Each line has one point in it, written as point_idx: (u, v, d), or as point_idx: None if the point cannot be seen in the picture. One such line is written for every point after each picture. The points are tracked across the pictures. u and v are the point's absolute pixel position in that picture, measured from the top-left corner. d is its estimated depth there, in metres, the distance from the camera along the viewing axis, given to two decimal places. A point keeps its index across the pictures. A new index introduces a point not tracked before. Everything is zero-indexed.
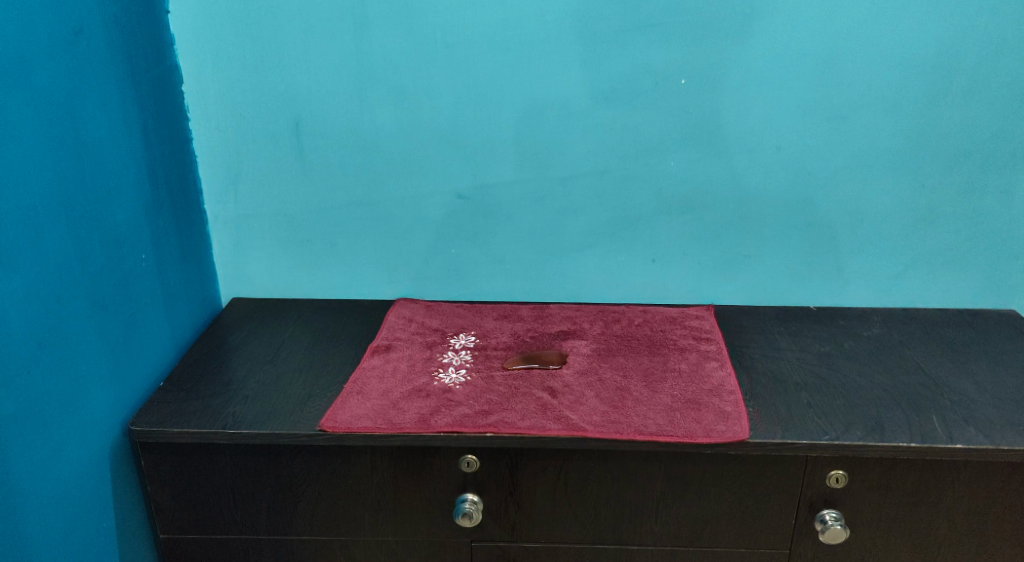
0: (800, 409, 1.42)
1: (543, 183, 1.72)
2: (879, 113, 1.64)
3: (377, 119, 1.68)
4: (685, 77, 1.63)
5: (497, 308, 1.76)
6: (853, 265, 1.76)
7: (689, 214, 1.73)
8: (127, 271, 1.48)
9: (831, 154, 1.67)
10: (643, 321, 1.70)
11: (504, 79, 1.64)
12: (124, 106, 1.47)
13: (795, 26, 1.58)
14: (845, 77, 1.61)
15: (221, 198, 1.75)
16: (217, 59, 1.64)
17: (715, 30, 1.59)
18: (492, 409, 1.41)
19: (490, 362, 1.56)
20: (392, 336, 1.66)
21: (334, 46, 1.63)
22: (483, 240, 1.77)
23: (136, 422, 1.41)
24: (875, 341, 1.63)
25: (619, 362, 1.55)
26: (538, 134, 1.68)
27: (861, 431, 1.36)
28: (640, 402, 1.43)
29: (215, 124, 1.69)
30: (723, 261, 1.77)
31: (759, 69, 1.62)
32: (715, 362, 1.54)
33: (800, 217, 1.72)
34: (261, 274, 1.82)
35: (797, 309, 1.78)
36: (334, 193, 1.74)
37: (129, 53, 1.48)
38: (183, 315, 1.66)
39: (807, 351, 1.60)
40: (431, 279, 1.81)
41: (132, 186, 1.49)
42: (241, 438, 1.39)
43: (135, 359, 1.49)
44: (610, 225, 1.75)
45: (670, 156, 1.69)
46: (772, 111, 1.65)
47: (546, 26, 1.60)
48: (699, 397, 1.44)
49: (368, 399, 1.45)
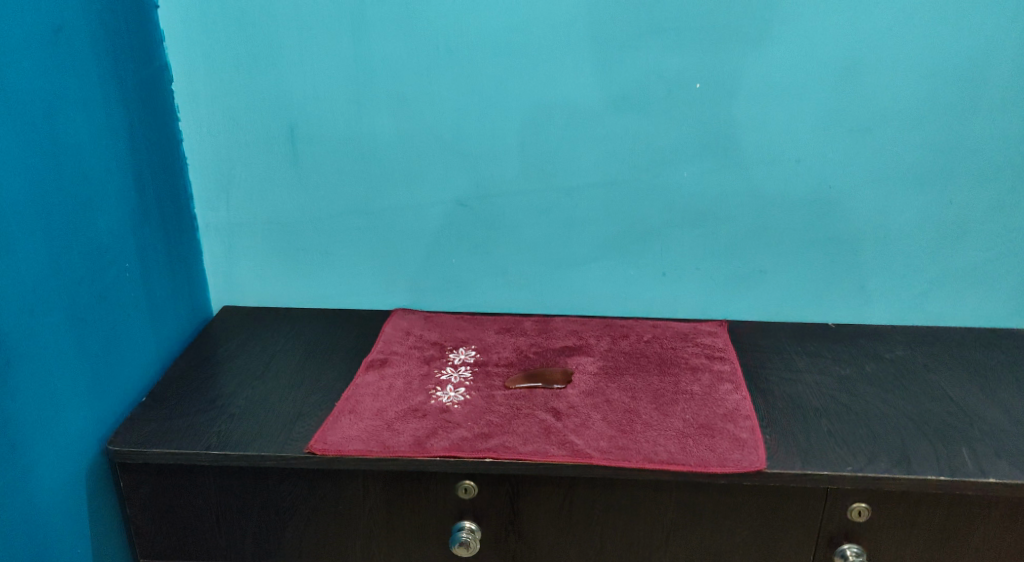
0: (820, 437, 1.34)
1: (549, 193, 1.63)
2: (906, 124, 1.55)
3: (377, 125, 1.60)
4: (700, 83, 1.54)
5: (499, 321, 1.68)
6: (875, 282, 1.67)
7: (702, 227, 1.65)
8: (109, 282, 1.39)
9: (853, 167, 1.59)
10: (653, 337, 1.62)
11: (510, 83, 1.56)
12: (108, 107, 1.39)
13: (818, 30, 1.50)
14: (871, 85, 1.53)
15: (213, 204, 1.67)
16: (209, 59, 1.56)
17: (733, 35, 1.51)
18: (492, 432, 1.33)
19: (490, 380, 1.48)
20: (388, 351, 1.57)
21: (332, 47, 1.54)
22: (486, 251, 1.69)
23: (116, 441, 1.33)
24: (898, 364, 1.55)
25: (627, 382, 1.47)
26: (545, 142, 1.59)
27: (886, 463, 1.28)
28: (650, 426, 1.34)
29: (206, 127, 1.61)
30: (738, 275, 1.68)
31: (778, 76, 1.53)
32: (730, 384, 1.46)
33: (819, 232, 1.64)
34: (253, 282, 1.74)
35: (814, 327, 1.69)
36: (330, 199, 1.66)
37: (116, 51, 1.40)
38: (170, 326, 1.57)
39: (827, 374, 1.51)
40: (431, 290, 1.73)
41: (116, 192, 1.41)
42: (225, 461, 1.31)
43: (117, 373, 1.41)
44: (619, 237, 1.66)
45: (684, 166, 1.60)
46: (792, 120, 1.56)
47: (555, 29, 1.52)
48: (713, 422, 1.36)
49: (361, 419, 1.37)
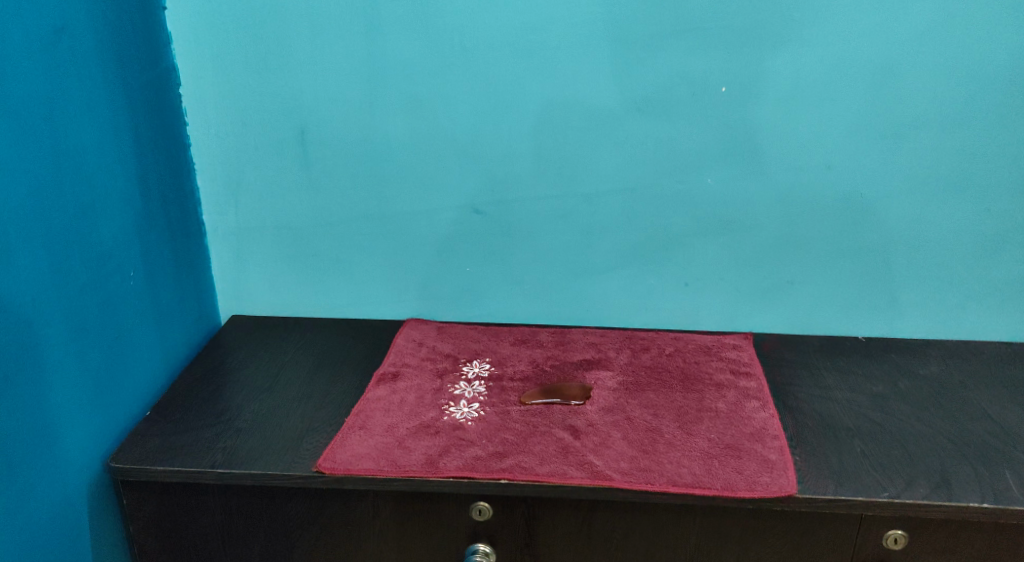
0: (854, 460, 1.27)
1: (568, 200, 1.58)
2: (941, 130, 1.49)
3: (391, 128, 1.54)
4: (726, 86, 1.48)
5: (514, 333, 1.62)
6: (908, 294, 1.60)
7: (727, 236, 1.58)
8: (113, 291, 1.34)
9: (886, 174, 1.52)
10: (675, 350, 1.56)
11: (527, 85, 1.50)
12: (113, 111, 1.34)
13: (849, 32, 1.44)
14: (904, 89, 1.46)
15: (221, 210, 1.62)
16: (217, 61, 1.51)
17: (761, 36, 1.45)
18: (507, 451, 1.27)
19: (505, 395, 1.42)
20: (400, 363, 1.52)
21: (344, 49, 1.49)
22: (502, 259, 1.63)
23: (118, 458, 1.28)
24: (933, 382, 1.48)
25: (648, 398, 1.41)
26: (563, 147, 1.54)
27: (925, 488, 1.22)
28: (674, 447, 1.28)
29: (214, 131, 1.56)
30: (765, 287, 1.62)
31: (807, 79, 1.47)
32: (756, 402, 1.40)
33: (850, 242, 1.57)
34: (262, 290, 1.69)
35: (844, 341, 1.63)
36: (341, 205, 1.61)
37: (121, 53, 1.35)
38: (176, 336, 1.52)
39: (858, 392, 1.45)
40: (445, 300, 1.67)
41: (120, 198, 1.36)
42: (230, 479, 1.26)
43: (120, 386, 1.36)
44: (640, 246, 1.60)
45: (708, 173, 1.54)
46: (821, 126, 1.50)
47: (575, 29, 1.46)
48: (739, 443, 1.30)
49: (371, 436, 1.31)
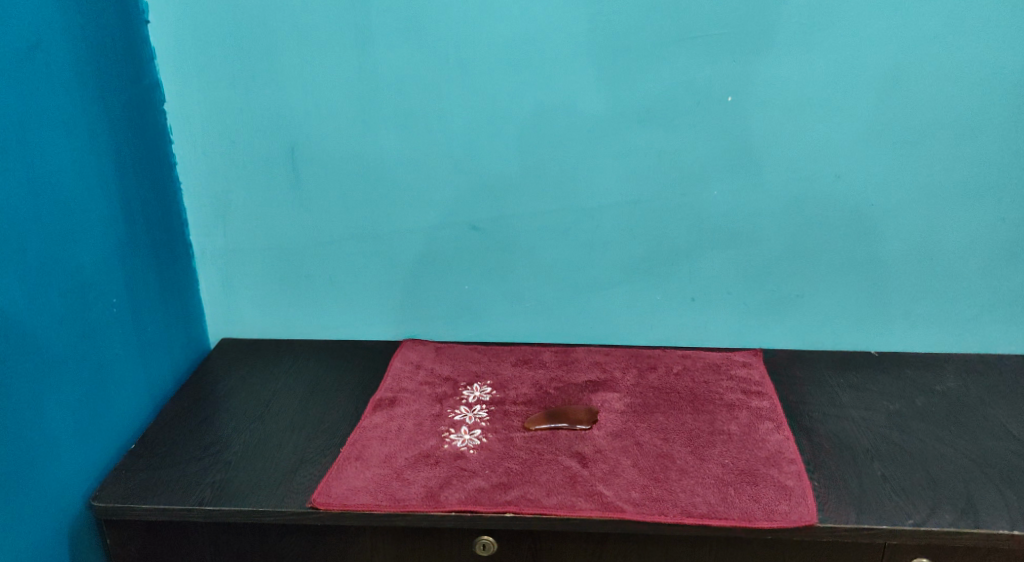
0: (875, 484, 1.22)
1: (568, 214, 1.52)
2: (954, 136, 1.43)
3: (383, 143, 1.48)
4: (732, 95, 1.43)
5: (516, 352, 1.56)
6: (921, 307, 1.55)
7: (733, 249, 1.53)
8: (94, 319, 1.28)
9: (897, 184, 1.47)
10: (683, 369, 1.50)
11: (524, 97, 1.44)
12: (92, 130, 1.28)
13: (859, 37, 1.38)
14: (916, 94, 1.41)
15: (209, 230, 1.56)
16: (203, 76, 1.45)
17: (767, 42, 1.39)
18: (512, 482, 1.21)
19: (508, 421, 1.36)
20: (397, 388, 1.46)
21: (333, 61, 1.44)
22: (501, 277, 1.57)
23: (101, 496, 1.22)
24: (950, 398, 1.43)
25: (657, 421, 1.35)
26: (562, 160, 1.48)
27: (951, 514, 1.16)
28: (686, 474, 1.22)
29: (201, 149, 1.50)
30: (774, 301, 1.56)
31: (816, 86, 1.41)
32: (770, 423, 1.35)
33: (861, 254, 1.52)
34: (253, 312, 1.62)
35: (856, 355, 1.57)
36: (332, 224, 1.55)
37: (100, 69, 1.29)
38: (161, 364, 1.46)
39: (873, 410, 1.40)
40: (443, 319, 1.61)
41: (101, 221, 1.30)
42: (219, 517, 1.19)
43: (102, 419, 1.29)
44: (644, 261, 1.54)
45: (714, 185, 1.49)
46: (831, 134, 1.44)
47: (573, 38, 1.40)
48: (754, 468, 1.24)
49: (367, 468, 1.25)
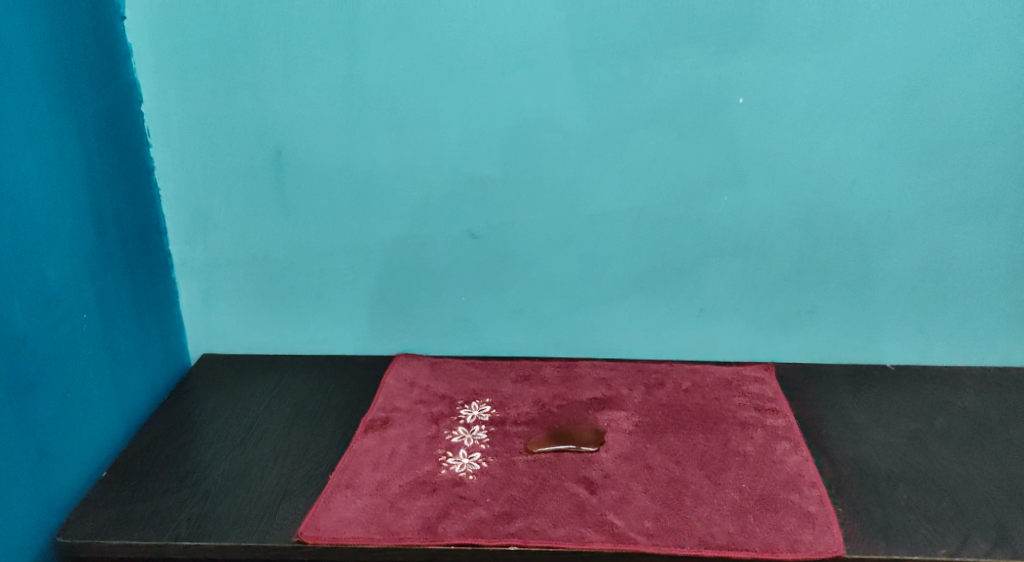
0: (901, 512, 1.14)
1: (569, 223, 1.44)
2: (977, 141, 1.36)
3: (374, 150, 1.40)
4: (742, 98, 1.35)
5: (516, 368, 1.47)
6: (939, 319, 1.47)
7: (743, 260, 1.45)
8: (61, 339, 1.19)
9: (916, 191, 1.39)
10: (693, 385, 1.42)
11: (523, 102, 1.36)
12: (59, 135, 1.19)
13: (879, 35, 1.31)
14: (938, 97, 1.33)
15: (189, 241, 1.47)
16: (182, 78, 1.37)
17: (783, 42, 1.31)
18: (516, 512, 1.13)
19: (509, 443, 1.27)
20: (390, 408, 1.37)
21: (321, 64, 1.35)
22: (499, 289, 1.49)
23: (67, 531, 1.14)
24: (972, 418, 1.36)
25: (668, 442, 1.27)
26: (563, 167, 1.40)
27: (983, 546, 1.09)
28: (702, 501, 1.15)
29: (180, 154, 1.41)
30: (786, 314, 1.48)
31: (833, 88, 1.34)
32: (788, 443, 1.27)
33: (878, 264, 1.44)
34: (235, 327, 1.54)
35: (871, 371, 1.49)
36: (319, 234, 1.46)
37: (70, 70, 1.20)
38: (136, 384, 1.37)
39: (893, 431, 1.32)
40: (437, 333, 1.53)
41: (70, 234, 1.21)
42: (197, 553, 1.11)
43: (69, 445, 1.20)
44: (650, 272, 1.46)
45: (723, 194, 1.41)
46: (847, 139, 1.36)
47: (576, 38, 1.32)
48: (773, 494, 1.16)
49: (359, 497, 1.17)
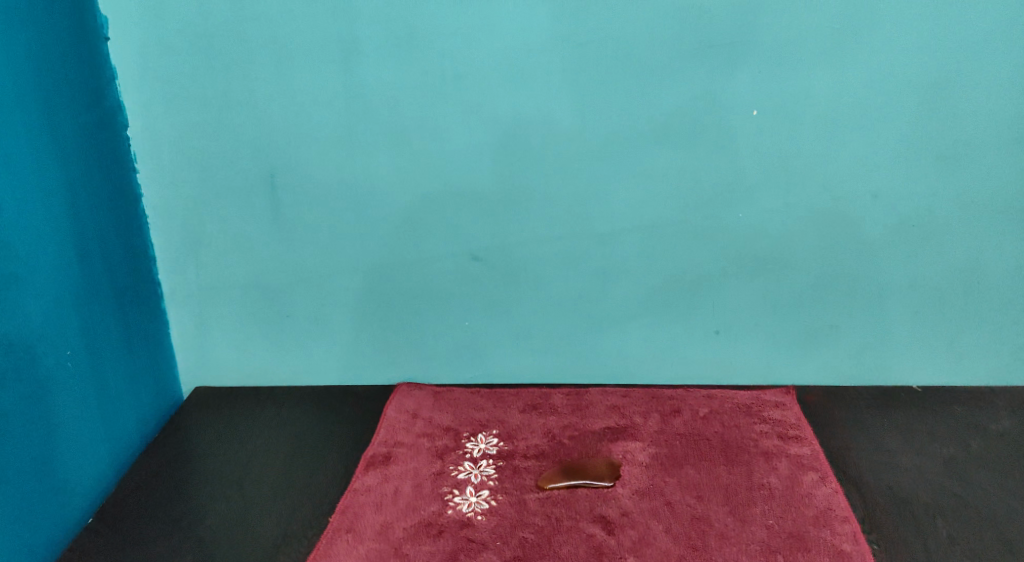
0: (943, 549, 1.09)
1: (578, 243, 1.37)
2: (1007, 150, 1.29)
3: (372, 169, 1.33)
4: (758, 110, 1.28)
5: (523, 397, 1.40)
6: (969, 337, 1.40)
7: (762, 278, 1.38)
8: (45, 379, 1.12)
9: (942, 203, 1.32)
10: (711, 412, 1.34)
11: (528, 116, 1.29)
12: (40, 164, 1.12)
13: (901, 40, 1.24)
14: (965, 104, 1.27)
15: (179, 270, 1.40)
16: (168, 97, 1.29)
17: (801, 49, 1.25)
18: (528, 557, 1.08)
19: (519, 479, 1.20)
20: (392, 442, 1.30)
21: (315, 80, 1.28)
22: (506, 312, 1.42)
23: None
24: (1009, 441, 1.29)
25: (688, 476, 1.20)
26: (571, 184, 1.33)
27: None
28: (727, 540, 1.09)
29: (169, 178, 1.34)
30: (807, 333, 1.41)
31: (854, 95, 1.27)
32: (814, 474, 1.20)
33: (903, 281, 1.37)
34: (231, 358, 1.46)
35: (898, 393, 1.42)
36: (316, 258, 1.39)
37: (49, 94, 1.14)
38: (125, 422, 1.29)
39: (926, 456, 1.25)
40: (441, 360, 1.46)
41: (53, 268, 1.14)
42: None
43: (55, 492, 1.13)
44: (663, 292, 1.40)
45: (739, 209, 1.34)
46: (869, 149, 1.30)
47: (583, 49, 1.25)
48: (802, 531, 1.10)
49: (361, 542, 1.11)
